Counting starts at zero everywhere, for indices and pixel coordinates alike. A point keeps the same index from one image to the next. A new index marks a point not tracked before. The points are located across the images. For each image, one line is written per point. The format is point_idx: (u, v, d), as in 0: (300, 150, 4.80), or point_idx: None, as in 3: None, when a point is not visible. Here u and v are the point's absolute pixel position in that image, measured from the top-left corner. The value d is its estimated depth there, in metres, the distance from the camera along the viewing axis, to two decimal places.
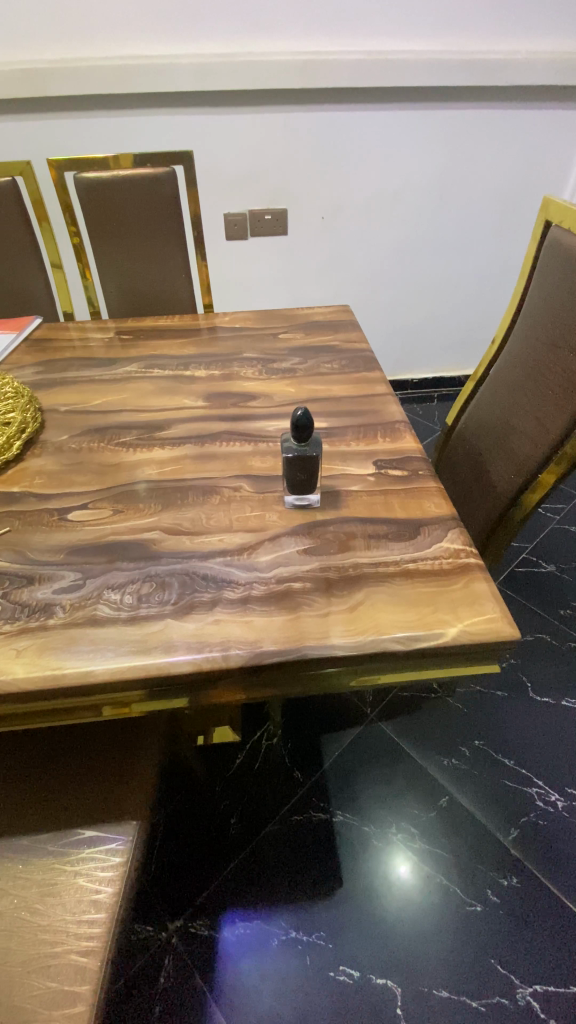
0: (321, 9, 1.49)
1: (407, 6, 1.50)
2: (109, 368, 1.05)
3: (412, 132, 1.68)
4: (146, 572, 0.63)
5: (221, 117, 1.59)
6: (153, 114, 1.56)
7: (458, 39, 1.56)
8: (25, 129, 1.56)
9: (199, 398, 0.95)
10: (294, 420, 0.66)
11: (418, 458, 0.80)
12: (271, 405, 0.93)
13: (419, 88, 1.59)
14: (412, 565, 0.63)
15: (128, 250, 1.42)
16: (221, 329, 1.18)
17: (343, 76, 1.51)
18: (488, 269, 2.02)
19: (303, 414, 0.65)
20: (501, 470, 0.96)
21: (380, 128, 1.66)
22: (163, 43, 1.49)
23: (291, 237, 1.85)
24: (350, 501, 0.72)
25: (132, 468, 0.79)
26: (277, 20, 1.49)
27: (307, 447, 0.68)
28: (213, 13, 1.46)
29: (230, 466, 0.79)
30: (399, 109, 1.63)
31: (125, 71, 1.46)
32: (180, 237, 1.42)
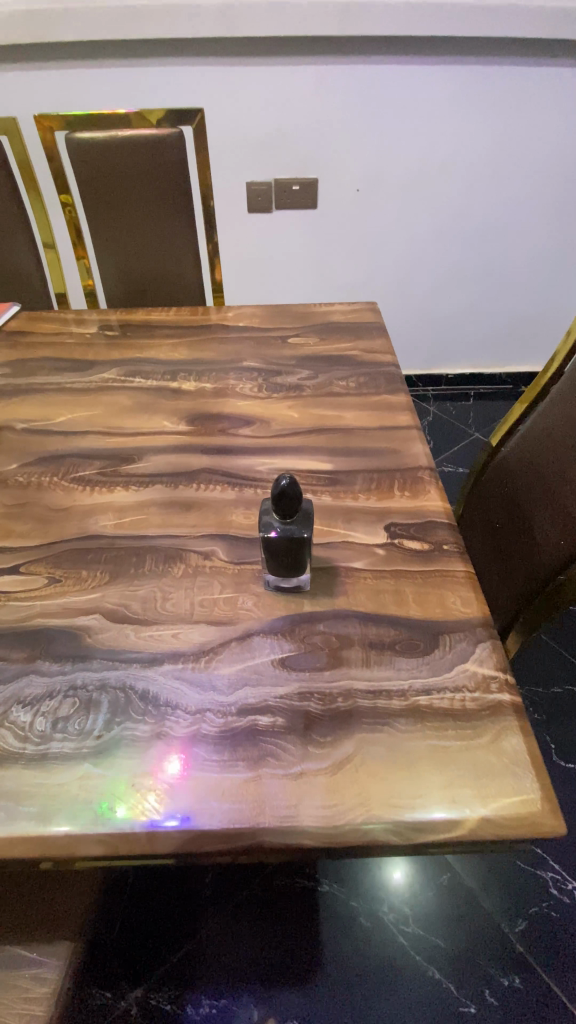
0: None
1: None
2: (83, 373, 0.89)
3: (469, 91, 1.43)
4: (71, 683, 0.48)
5: (247, 70, 1.37)
6: (169, 64, 1.35)
7: None
8: (22, 76, 1.37)
9: (182, 421, 0.79)
10: (277, 490, 0.48)
11: (445, 524, 0.62)
12: (265, 435, 0.76)
13: (481, 39, 1.35)
14: (422, 702, 0.47)
15: (126, 227, 1.21)
16: (221, 327, 1.00)
17: (392, 22, 1.27)
18: (544, 254, 1.77)
19: (288, 485, 0.47)
20: (549, 528, 0.77)
21: (431, 84, 1.41)
22: None
23: (322, 213, 1.63)
24: (351, 586, 0.55)
25: (84, 515, 0.64)
26: None
27: (294, 525, 0.50)
28: None
29: (204, 519, 0.63)
30: (455, 64, 1.38)
31: (138, 12, 1.25)
32: (188, 212, 1.20)
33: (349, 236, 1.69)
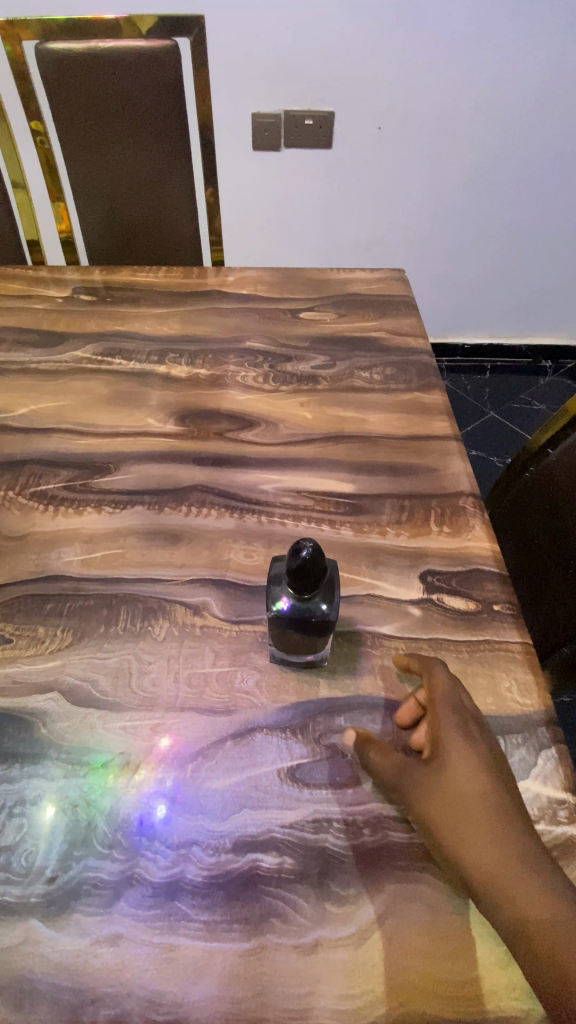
0: None
1: None
2: (52, 350, 0.74)
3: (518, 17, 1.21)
4: (15, 799, 0.37)
5: None
6: None
7: None
8: None
9: (171, 417, 0.65)
10: (294, 562, 0.36)
11: (495, 574, 0.49)
12: (272, 441, 0.62)
13: None
14: None
15: (109, 165, 1.01)
16: (219, 294, 0.83)
17: None
18: None
19: (310, 556, 0.36)
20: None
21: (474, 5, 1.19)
22: None
23: (337, 154, 1.42)
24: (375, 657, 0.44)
25: (45, 546, 0.51)
26: None
27: (311, 601, 0.38)
28: None
29: (195, 557, 0.51)
30: None
31: None
32: (184, 149, 1.00)
33: (365, 184, 1.48)
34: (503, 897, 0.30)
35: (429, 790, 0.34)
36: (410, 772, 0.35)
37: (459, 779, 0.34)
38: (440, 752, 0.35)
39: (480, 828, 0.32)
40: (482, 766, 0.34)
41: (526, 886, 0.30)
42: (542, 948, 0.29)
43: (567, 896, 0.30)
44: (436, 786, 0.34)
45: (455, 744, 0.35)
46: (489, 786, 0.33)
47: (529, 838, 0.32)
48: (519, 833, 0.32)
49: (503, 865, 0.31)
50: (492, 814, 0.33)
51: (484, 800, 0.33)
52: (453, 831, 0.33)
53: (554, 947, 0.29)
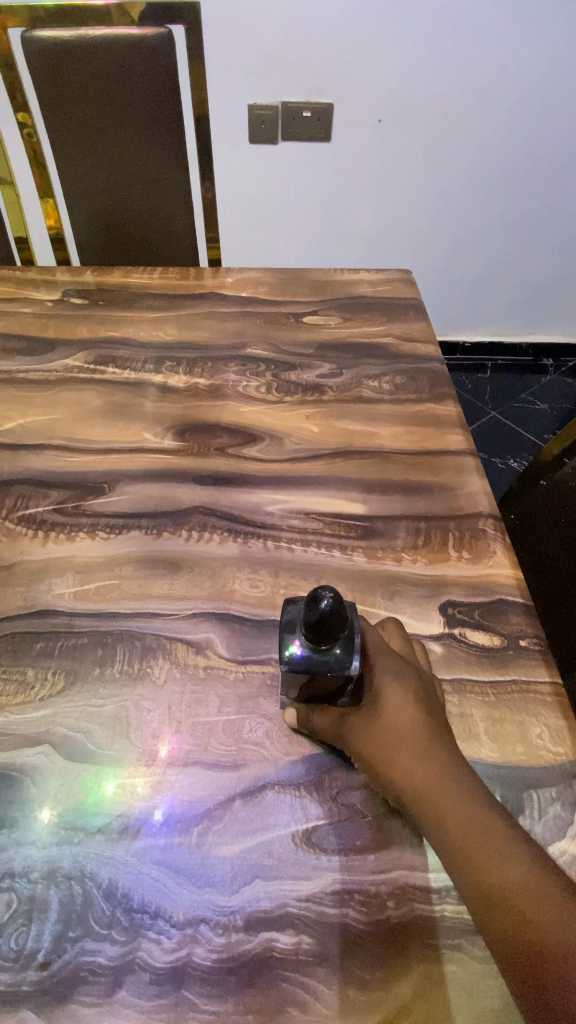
0: None
1: None
2: (41, 357, 0.69)
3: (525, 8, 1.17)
4: (4, 870, 0.34)
5: None
6: None
7: None
8: None
9: (169, 431, 0.61)
10: (312, 615, 0.32)
11: (520, 606, 0.46)
12: (277, 457, 0.58)
13: None
14: None
15: (99, 159, 0.97)
16: (218, 297, 0.79)
17: None
18: None
19: (331, 606, 0.32)
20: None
21: None
22: None
23: (336, 147, 1.37)
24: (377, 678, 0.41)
25: (34, 577, 0.48)
26: None
27: (330, 656, 0.34)
28: None
29: (197, 588, 0.47)
30: None
31: None
32: (179, 143, 0.95)
33: (367, 176, 1.43)
34: (437, 819, 0.31)
35: (367, 728, 0.35)
36: (349, 713, 0.36)
37: (393, 714, 0.34)
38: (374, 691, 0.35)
39: (415, 762, 0.33)
40: (416, 699, 0.35)
41: (458, 806, 0.31)
42: (475, 863, 0.29)
43: (498, 812, 0.30)
44: (373, 724, 0.35)
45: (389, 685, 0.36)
46: (422, 717, 0.34)
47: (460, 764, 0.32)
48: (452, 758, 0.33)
49: (438, 788, 0.31)
50: (426, 743, 0.33)
51: (418, 729, 0.34)
52: (390, 763, 0.33)
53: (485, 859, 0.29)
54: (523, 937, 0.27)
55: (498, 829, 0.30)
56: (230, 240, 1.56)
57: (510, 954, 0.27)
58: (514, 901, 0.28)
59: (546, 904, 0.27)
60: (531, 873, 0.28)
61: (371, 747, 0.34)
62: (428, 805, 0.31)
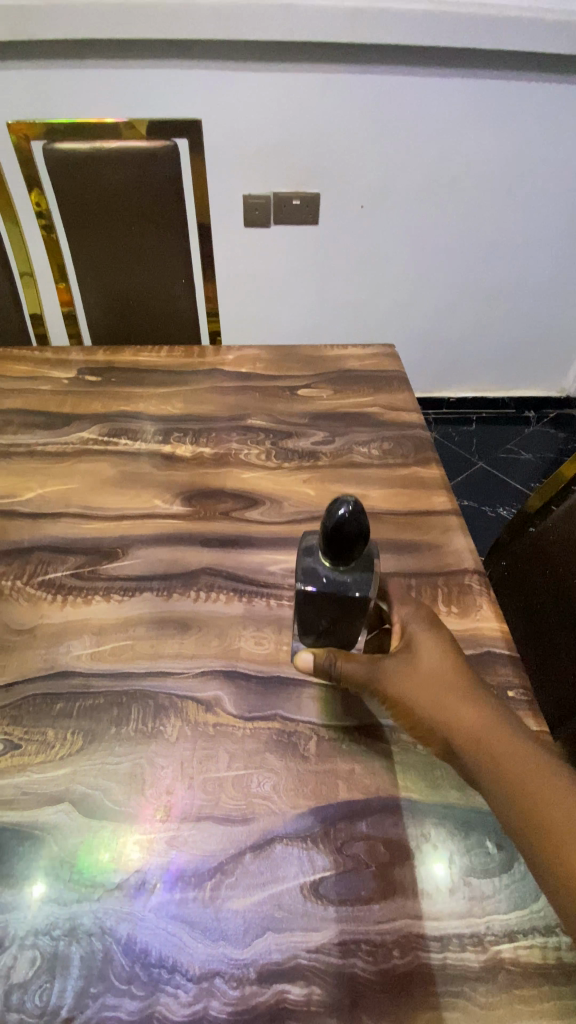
0: None
1: None
2: (58, 431, 0.75)
3: (485, 112, 1.34)
4: (27, 927, 0.36)
5: (248, 77, 1.25)
6: (165, 69, 1.23)
7: None
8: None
9: (177, 498, 0.66)
10: (332, 527, 0.41)
11: (506, 657, 0.50)
12: (277, 520, 0.63)
13: (499, 56, 1.26)
14: (502, 957, 0.35)
15: (110, 250, 1.07)
16: (220, 373, 0.87)
17: (410, 33, 1.18)
18: (557, 277, 1.68)
19: (349, 522, 0.41)
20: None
21: (445, 99, 1.31)
22: None
23: (323, 230, 1.51)
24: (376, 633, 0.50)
25: (53, 640, 0.51)
26: None
27: (346, 572, 0.43)
28: None
29: (206, 647, 0.50)
30: (471, 80, 1.29)
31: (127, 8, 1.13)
32: (183, 236, 1.07)
33: (354, 249, 1.56)
34: (476, 743, 0.38)
35: (407, 670, 0.42)
36: (386, 657, 0.43)
37: (431, 663, 0.42)
38: (413, 643, 0.43)
39: (456, 698, 0.40)
40: (445, 649, 0.43)
41: (495, 732, 0.39)
42: (512, 778, 0.37)
43: (526, 736, 0.38)
44: (411, 668, 0.42)
45: (426, 639, 0.43)
46: (456, 663, 0.42)
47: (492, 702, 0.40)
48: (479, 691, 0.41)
49: (478, 719, 0.39)
50: (460, 684, 0.41)
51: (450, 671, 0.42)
52: (434, 699, 0.40)
53: (520, 771, 0.37)
54: (554, 832, 0.35)
55: (531, 751, 0.38)
56: (228, 311, 1.68)
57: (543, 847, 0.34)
58: (546, 805, 0.35)
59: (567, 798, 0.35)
60: (558, 782, 0.36)
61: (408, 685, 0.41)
62: (466, 733, 0.39)
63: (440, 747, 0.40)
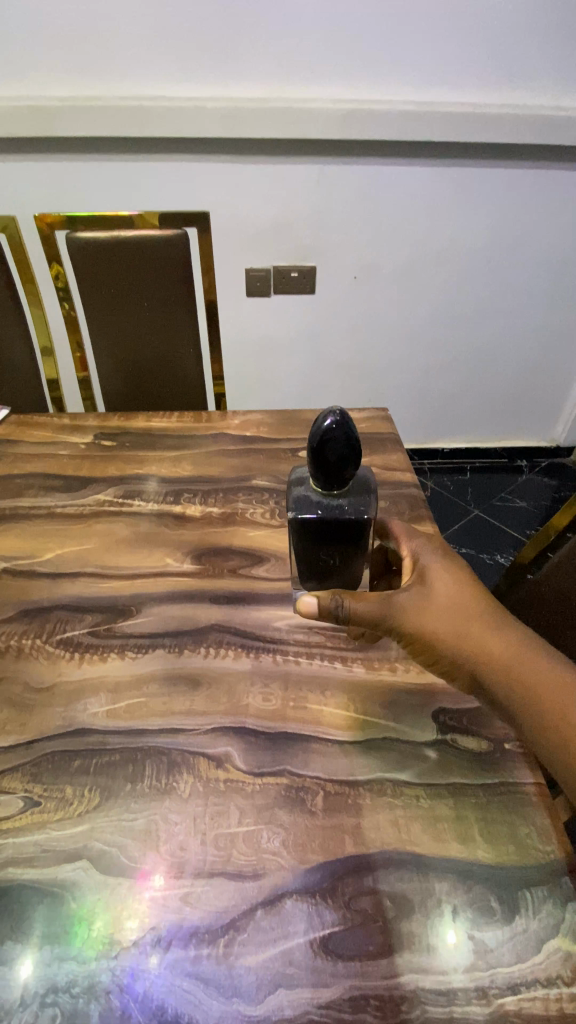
0: (376, 47, 1.27)
1: (474, 53, 1.30)
2: (75, 494, 0.81)
3: (463, 194, 1.48)
4: (48, 984, 0.37)
5: (250, 167, 1.40)
6: (176, 163, 1.39)
7: (532, 94, 1.36)
8: (27, 169, 1.39)
9: (187, 557, 0.70)
10: (318, 465, 0.51)
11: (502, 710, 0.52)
12: (282, 576, 0.67)
13: (475, 147, 1.41)
14: (506, 1010, 0.36)
15: (124, 323, 1.16)
16: (225, 436, 0.93)
17: (394, 130, 1.33)
18: (540, 335, 1.79)
19: (333, 460, 0.50)
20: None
21: (427, 183, 1.46)
22: (188, 84, 1.30)
23: (320, 298, 1.64)
24: (360, 569, 0.60)
25: (70, 698, 0.54)
26: (322, 64, 1.29)
27: (337, 493, 0.54)
28: (248, 54, 1.27)
29: (216, 703, 0.53)
30: (450, 167, 1.44)
31: (143, 113, 1.28)
32: (191, 309, 1.16)
33: (349, 313, 1.68)
34: (491, 651, 0.48)
35: (425, 598, 0.52)
36: (406, 588, 0.52)
37: (444, 592, 0.52)
38: (427, 578, 0.53)
39: (470, 619, 0.50)
40: (457, 581, 0.53)
41: (505, 642, 0.49)
42: (522, 674, 0.47)
43: (529, 642, 0.49)
44: (429, 597, 0.52)
45: (439, 574, 0.53)
46: (466, 590, 0.52)
47: (499, 619, 0.51)
48: (485, 615, 0.51)
49: (491, 634, 0.49)
50: (472, 608, 0.51)
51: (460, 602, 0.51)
52: (453, 620, 0.50)
53: (527, 669, 0.47)
54: (558, 708, 0.45)
55: (535, 652, 0.48)
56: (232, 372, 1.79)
57: (550, 719, 0.45)
58: (550, 690, 0.46)
59: (561, 683, 0.46)
60: (559, 671, 0.47)
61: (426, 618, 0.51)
62: (481, 645, 0.49)
63: (460, 660, 0.50)
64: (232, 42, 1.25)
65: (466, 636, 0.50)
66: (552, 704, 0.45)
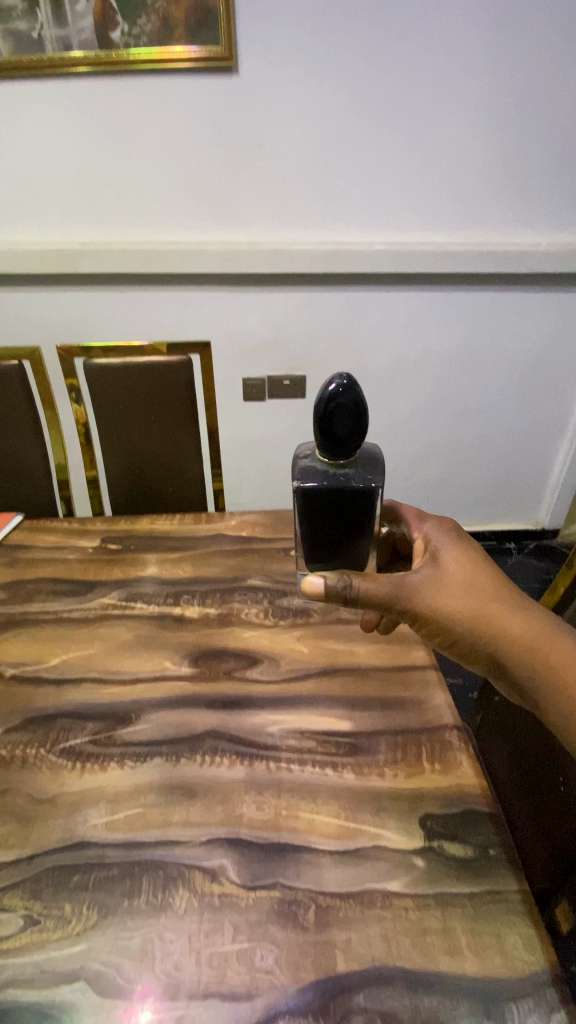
0: (350, 200, 1.54)
1: (432, 205, 1.56)
2: (81, 598, 0.86)
3: (432, 314, 1.70)
4: None
5: (245, 295, 1.63)
6: (182, 293, 1.63)
7: (485, 233, 1.61)
8: (56, 298, 1.64)
9: (185, 660, 0.74)
10: (328, 426, 0.59)
11: (486, 814, 0.55)
12: (274, 679, 0.70)
13: (439, 276, 1.64)
14: None
15: (131, 433, 1.28)
16: (222, 537, 1.00)
17: (368, 264, 1.57)
18: (514, 429, 1.94)
19: (342, 426, 0.59)
20: (563, 748, 0.73)
21: (400, 305, 1.68)
22: (194, 232, 1.57)
23: (309, 401, 1.82)
24: (366, 552, 0.71)
25: (71, 809, 0.56)
26: (305, 217, 1.55)
27: (344, 465, 0.63)
28: (243, 211, 1.54)
29: (211, 813, 0.55)
30: (419, 292, 1.66)
31: (155, 256, 1.54)
32: (193, 419, 1.29)
33: None
34: (507, 624, 0.60)
35: (443, 579, 0.63)
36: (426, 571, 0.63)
37: (460, 574, 0.63)
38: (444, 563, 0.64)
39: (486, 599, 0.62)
40: (472, 564, 0.64)
41: (518, 616, 0.60)
42: (533, 641, 0.59)
43: (537, 615, 0.61)
44: (447, 578, 0.63)
45: (455, 560, 0.65)
46: (480, 572, 0.63)
47: (511, 595, 0.62)
48: (498, 593, 0.62)
49: (505, 610, 0.61)
50: (486, 588, 0.62)
51: (471, 584, 0.62)
52: (471, 600, 0.61)
53: (536, 638, 0.59)
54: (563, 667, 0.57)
55: (542, 624, 0.60)
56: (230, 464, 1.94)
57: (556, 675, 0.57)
58: (555, 654, 0.58)
59: (564, 648, 0.58)
60: (562, 638, 0.59)
61: (441, 600, 0.62)
62: (497, 618, 0.60)
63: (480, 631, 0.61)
64: (230, 203, 1.53)
65: (484, 611, 0.61)
66: (558, 664, 0.57)
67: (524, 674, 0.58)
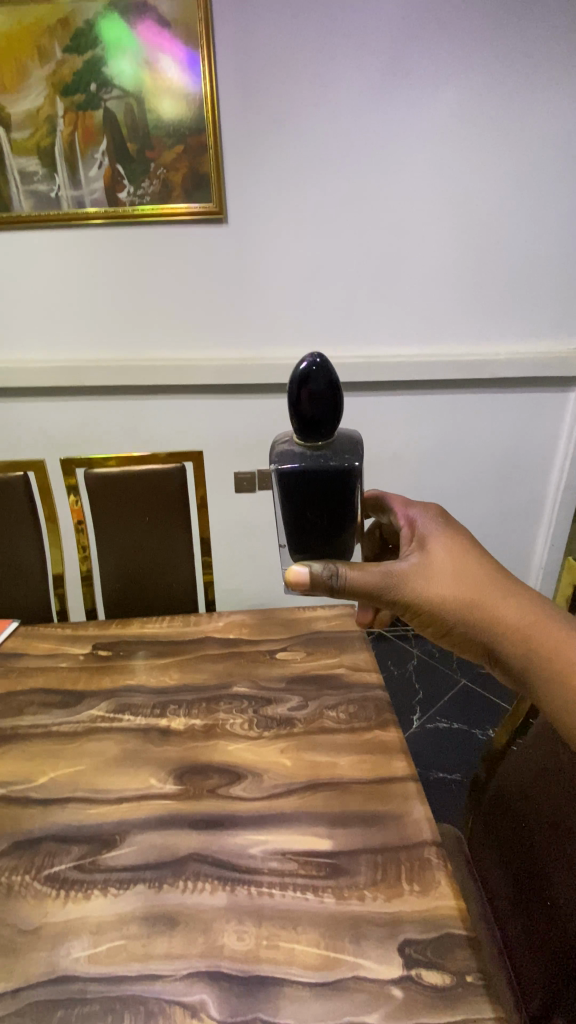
0: (328, 320, 1.75)
1: (400, 324, 1.77)
2: (72, 709, 0.89)
3: (407, 416, 1.87)
4: None
5: (237, 402, 1.80)
6: (178, 402, 1.79)
7: (449, 346, 1.81)
8: (63, 408, 1.79)
9: (171, 776, 0.76)
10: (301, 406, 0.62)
11: (463, 938, 0.56)
12: (257, 795, 0.72)
13: (411, 383, 1.82)
14: None
15: (126, 537, 1.36)
16: (210, 642, 1.04)
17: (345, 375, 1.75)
18: (491, 517, 2.05)
19: (315, 405, 0.62)
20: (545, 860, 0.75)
21: (377, 409, 1.85)
22: (190, 350, 1.76)
23: None
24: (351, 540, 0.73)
25: (53, 943, 0.56)
26: (289, 336, 1.76)
27: (322, 448, 0.66)
28: (233, 331, 1.74)
29: (193, 944, 0.56)
30: (393, 397, 1.83)
31: (154, 371, 1.71)
32: (185, 523, 1.37)
33: None
34: (495, 606, 0.65)
35: (433, 564, 0.69)
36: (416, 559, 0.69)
37: (449, 562, 0.69)
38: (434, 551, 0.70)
39: (474, 584, 0.67)
40: (460, 552, 0.70)
41: (506, 599, 0.65)
42: (521, 621, 0.64)
43: (525, 598, 0.66)
44: (438, 565, 0.69)
45: (444, 548, 0.70)
46: (469, 559, 0.69)
47: (499, 580, 0.67)
48: (487, 577, 0.67)
49: (493, 593, 0.66)
50: (474, 574, 0.68)
51: (461, 572, 0.68)
52: (461, 585, 0.67)
53: (524, 618, 0.64)
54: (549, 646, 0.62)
55: (529, 606, 0.65)
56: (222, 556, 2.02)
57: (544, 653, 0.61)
58: (542, 633, 0.62)
59: (550, 629, 0.63)
60: (549, 618, 0.64)
61: (430, 585, 0.67)
62: (486, 601, 0.65)
63: (470, 611, 0.66)
64: (222, 326, 1.74)
65: (473, 595, 0.66)
66: (546, 644, 0.62)
67: (513, 654, 0.63)
